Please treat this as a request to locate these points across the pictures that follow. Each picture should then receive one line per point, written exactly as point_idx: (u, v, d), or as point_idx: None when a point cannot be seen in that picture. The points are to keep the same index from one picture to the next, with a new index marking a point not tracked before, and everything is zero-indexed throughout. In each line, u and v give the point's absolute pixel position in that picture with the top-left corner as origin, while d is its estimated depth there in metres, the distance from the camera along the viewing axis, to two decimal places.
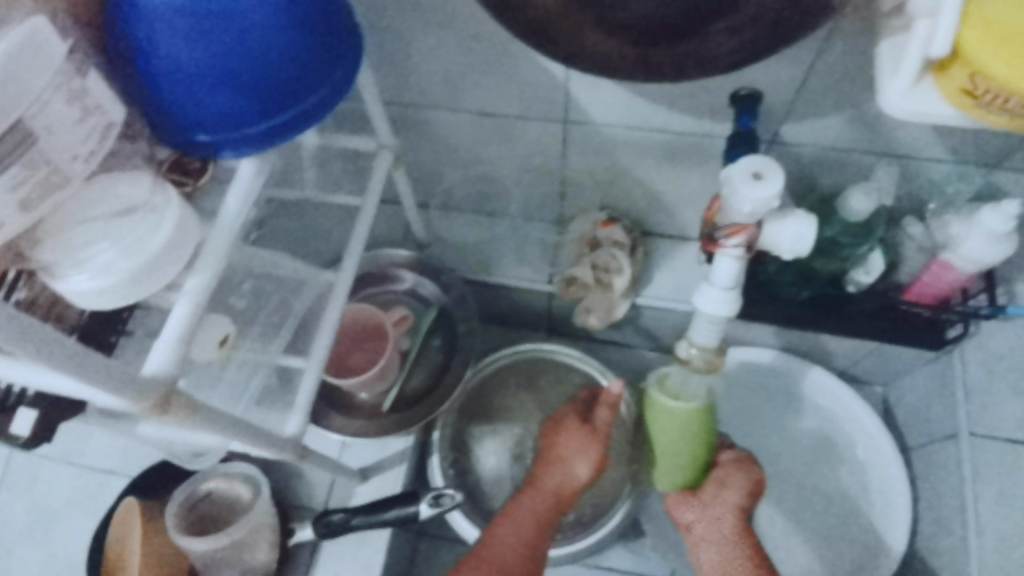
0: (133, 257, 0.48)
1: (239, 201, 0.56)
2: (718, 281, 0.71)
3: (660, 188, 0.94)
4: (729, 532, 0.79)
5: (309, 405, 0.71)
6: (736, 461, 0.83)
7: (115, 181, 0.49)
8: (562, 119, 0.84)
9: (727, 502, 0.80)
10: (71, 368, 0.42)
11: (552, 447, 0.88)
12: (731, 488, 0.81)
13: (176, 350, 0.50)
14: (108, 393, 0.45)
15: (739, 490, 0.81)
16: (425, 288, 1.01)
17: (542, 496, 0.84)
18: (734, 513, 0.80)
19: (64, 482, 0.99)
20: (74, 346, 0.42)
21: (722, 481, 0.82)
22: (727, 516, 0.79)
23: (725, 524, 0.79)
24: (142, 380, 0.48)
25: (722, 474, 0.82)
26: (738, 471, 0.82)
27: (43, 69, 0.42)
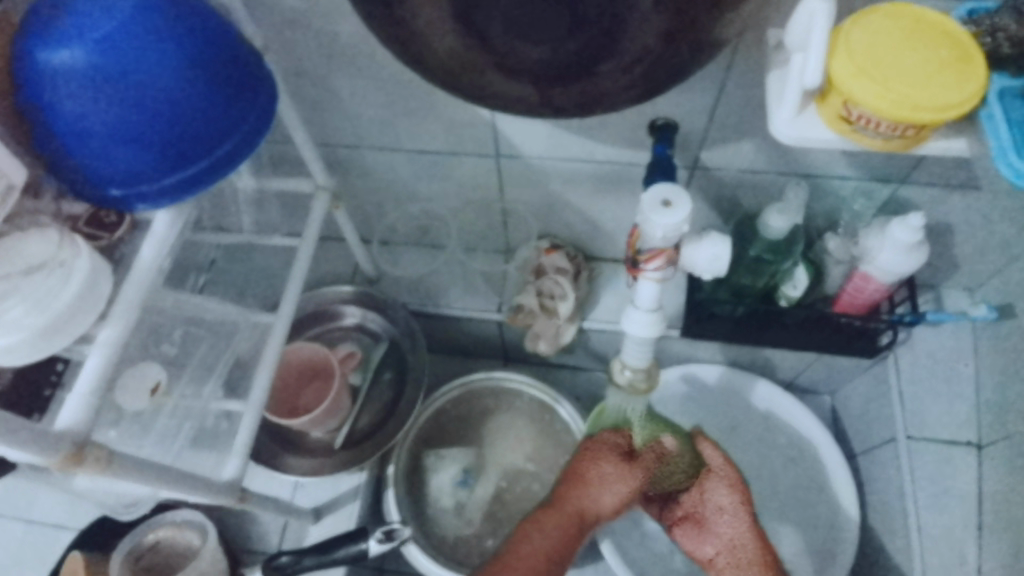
0: (43, 311, 0.49)
1: (154, 252, 0.57)
2: (642, 305, 0.73)
3: (595, 215, 0.97)
4: (747, 550, 0.75)
5: (247, 448, 0.70)
6: (723, 478, 0.78)
7: (22, 243, 0.50)
8: (494, 154, 0.87)
9: (732, 526, 0.77)
10: None
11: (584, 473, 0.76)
12: (729, 505, 0.77)
13: (89, 404, 0.51)
14: (19, 453, 0.46)
15: (739, 503, 0.77)
16: (373, 323, 1.02)
17: (558, 517, 0.73)
18: (745, 529, 0.76)
19: (7, 542, 0.96)
20: None
21: (720, 506, 0.78)
22: (737, 538, 0.76)
23: (742, 548, 0.76)
24: (54, 434, 0.48)
25: (719, 495, 0.78)
26: (731, 481, 0.77)
27: None
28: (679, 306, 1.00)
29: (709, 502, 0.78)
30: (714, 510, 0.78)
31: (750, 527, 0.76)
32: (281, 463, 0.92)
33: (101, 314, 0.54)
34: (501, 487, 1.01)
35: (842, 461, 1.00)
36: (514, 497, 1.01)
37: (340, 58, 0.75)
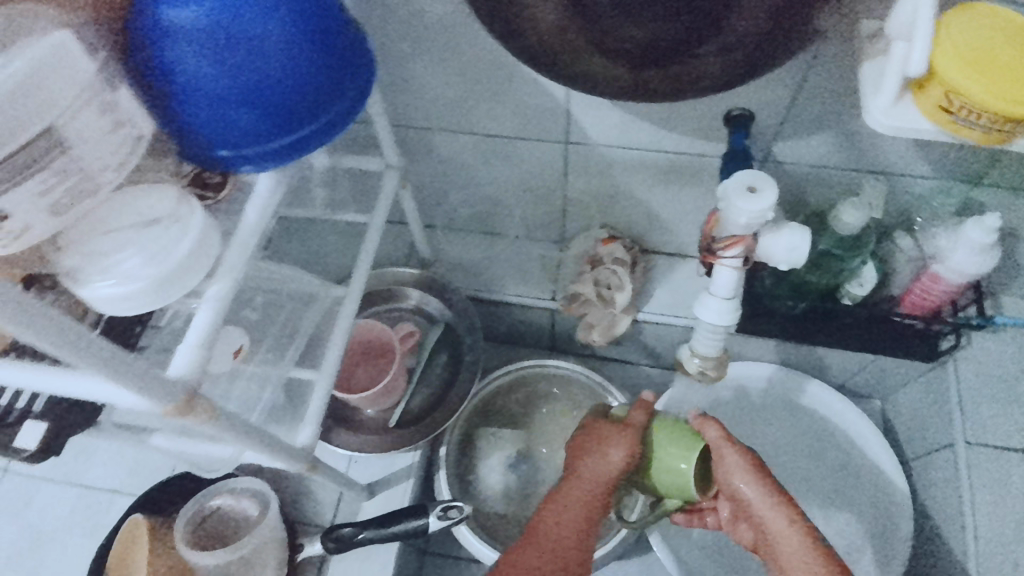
0: (157, 265, 0.50)
1: (258, 214, 0.58)
2: (718, 292, 0.73)
3: (657, 208, 0.97)
4: (776, 531, 0.69)
5: (320, 416, 0.71)
6: (731, 462, 0.72)
7: (139, 197, 0.51)
8: (562, 141, 0.88)
9: (754, 509, 0.71)
10: (104, 368, 0.43)
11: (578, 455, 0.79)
12: (753, 500, 0.71)
13: (200, 355, 0.51)
14: (139, 396, 0.47)
15: (763, 495, 0.70)
16: (430, 305, 1.02)
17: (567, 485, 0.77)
18: (771, 512, 0.70)
19: (59, 505, 0.95)
20: (107, 347, 0.43)
21: (735, 491, 0.72)
22: (763, 520, 0.70)
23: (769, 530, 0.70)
24: (168, 382, 0.49)
25: (732, 482, 0.72)
26: (745, 472, 0.72)
27: (65, 85, 0.41)
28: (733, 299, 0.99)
29: (727, 486, 0.73)
30: (743, 503, 0.72)
31: (783, 508, 0.69)
32: (336, 438, 0.93)
33: (209, 270, 0.54)
34: (551, 474, 1.01)
35: (893, 463, 0.99)
36: None
37: (422, 38, 0.76)
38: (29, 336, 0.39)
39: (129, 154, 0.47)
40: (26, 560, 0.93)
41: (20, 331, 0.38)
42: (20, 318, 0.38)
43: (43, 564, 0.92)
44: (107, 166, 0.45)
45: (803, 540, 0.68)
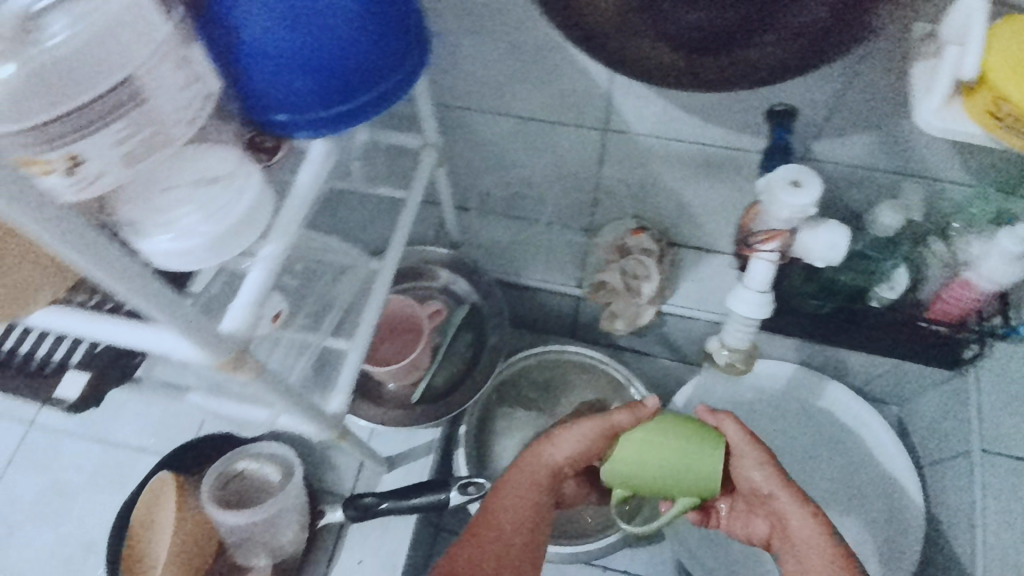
0: (215, 220, 0.51)
1: (311, 178, 0.59)
2: (753, 285, 0.75)
3: (690, 202, 0.97)
4: (795, 525, 0.69)
5: (352, 383, 0.72)
6: (750, 456, 0.74)
7: (200, 155, 0.52)
8: (602, 128, 0.88)
9: (773, 503, 0.72)
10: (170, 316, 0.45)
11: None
12: (772, 492, 0.72)
13: (253, 311, 0.52)
14: (196, 346, 0.48)
15: (782, 487, 0.71)
16: (457, 285, 1.03)
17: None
18: (791, 505, 0.70)
19: (84, 461, 0.97)
20: (174, 297, 0.45)
21: (754, 483, 0.74)
22: (782, 513, 0.71)
23: (788, 524, 0.70)
24: (223, 336, 0.50)
25: (752, 476, 0.74)
26: (764, 466, 0.73)
27: (145, 38, 0.43)
28: None
29: (746, 481, 0.75)
30: (763, 496, 0.73)
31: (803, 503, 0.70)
32: (360, 410, 0.94)
33: (262, 230, 0.55)
34: None
35: (908, 468, 1.00)
36: None
37: (471, 17, 0.76)
38: (110, 282, 0.40)
39: (200, 110, 0.47)
40: (49, 513, 0.94)
41: (99, 273, 0.39)
42: (100, 259, 0.39)
43: (67, 517, 0.94)
44: (179, 120, 0.46)
45: (814, 529, 0.68)
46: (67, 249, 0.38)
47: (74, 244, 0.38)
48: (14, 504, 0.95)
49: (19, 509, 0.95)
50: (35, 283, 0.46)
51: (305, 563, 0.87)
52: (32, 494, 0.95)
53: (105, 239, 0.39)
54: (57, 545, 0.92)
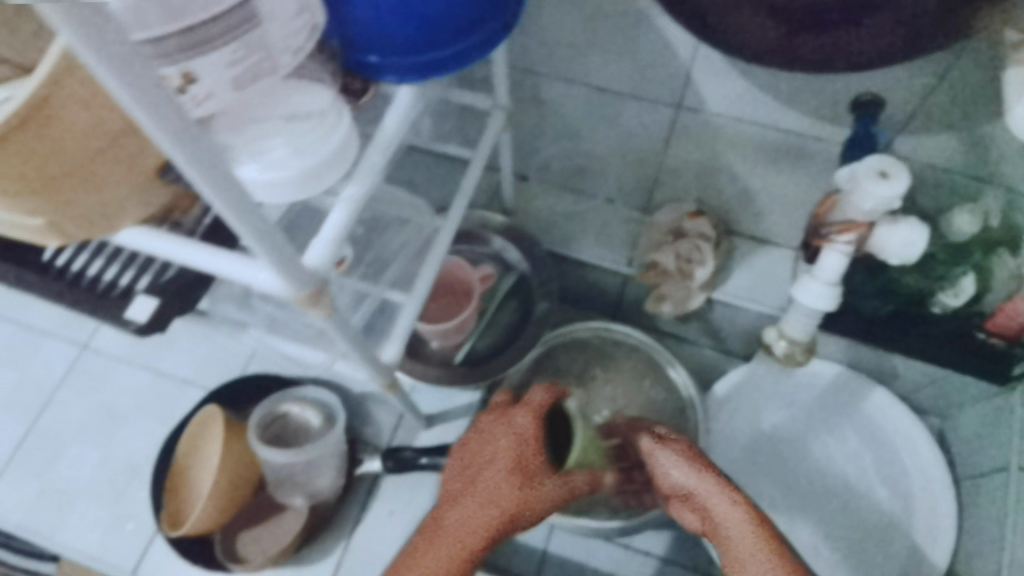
0: (302, 157, 0.51)
1: (396, 125, 0.58)
2: (822, 277, 0.74)
3: (754, 189, 0.95)
4: (724, 520, 0.65)
5: (405, 335, 0.72)
6: (669, 450, 0.68)
7: (294, 90, 0.51)
8: (675, 104, 0.86)
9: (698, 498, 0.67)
10: (264, 240, 0.45)
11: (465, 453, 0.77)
12: (696, 488, 0.67)
13: (335, 250, 0.52)
14: (281, 276, 0.48)
15: (707, 481, 0.66)
16: (508, 252, 1.03)
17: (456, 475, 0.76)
18: (720, 500, 0.65)
19: (133, 387, 0.99)
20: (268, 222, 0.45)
21: (679, 480, 0.68)
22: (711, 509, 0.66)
23: (717, 519, 0.65)
24: (306, 270, 0.50)
25: (672, 473, 0.68)
26: (686, 461, 0.67)
27: None
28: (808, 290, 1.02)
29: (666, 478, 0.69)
30: (687, 492, 0.68)
31: (728, 493, 0.65)
32: (405, 365, 0.95)
33: (347, 170, 0.55)
34: None
35: (944, 481, 0.97)
36: None
37: None
38: (214, 199, 0.40)
39: (307, 38, 0.47)
40: (96, 434, 0.96)
41: (204, 184, 0.39)
42: (212, 173, 0.39)
43: (113, 439, 0.96)
44: (286, 49, 0.46)
45: (739, 517, 0.64)
46: (183, 162, 0.37)
47: (191, 157, 0.37)
48: (60, 423, 0.97)
49: (67, 428, 0.97)
50: (125, 204, 0.51)
51: (340, 503, 0.90)
52: (79, 415, 0.98)
53: (215, 151, 0.38)
54: (101, 466, 0.95)
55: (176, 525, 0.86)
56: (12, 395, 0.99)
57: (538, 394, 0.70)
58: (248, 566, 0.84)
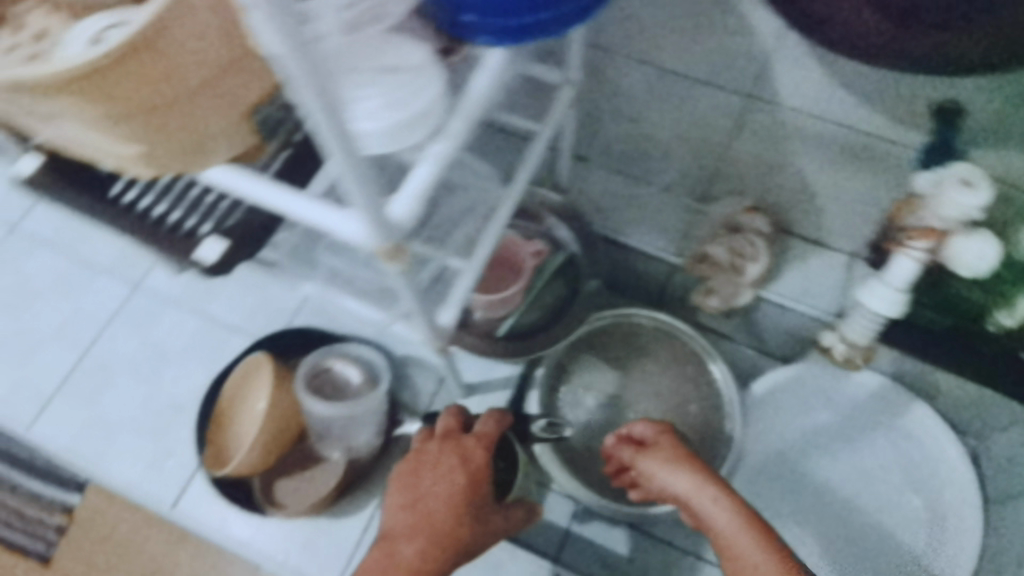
0: (394, 113, 0.50)
1: (484, 87, 0.56)
2: (893, 282, 0.78)
3: (816, 189, 0.93)
4: (713, 512, 0.68)
5: (462, 301, 0.72)
6: (656, 451, 0.76)
7: (392, 40, 0.50)
8: (749, 94, 0.84)
9: (686, 496, 0.72)
10: (362, 185, 0.44)
11: (414, 475, 0.76)
12: (683, 487, 0.72)
13: (418, 206, 0.51)
14: (367, 225, 0.48)
15: (693, 479, 0.72)
16: (560, 232, 1.02)
17: (404, 497, 0.74)
18: (705, 495, 0.70)
19: (180, 329, 1.01)
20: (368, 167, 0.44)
21: (667, 480, 0.74)
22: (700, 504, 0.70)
23: (706, 515, 0.69)
24: (391, 224, 0.49)
25: (659, 475, 0.74)
26: (672, 464, 0.74)
27: None
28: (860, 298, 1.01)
29: (657, 483, 0.75)
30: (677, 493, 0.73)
31: (715, 491, 0.70)
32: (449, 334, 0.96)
33: (435, 127, 0.54)
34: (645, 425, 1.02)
35: (973, 500, 0.95)
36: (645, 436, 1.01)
37: None
38: (325, 136, 0.40)
39: None
40: (143, 371, 0.99)
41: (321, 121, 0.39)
42: (331, 114, 0.39)
43: (158, 377, 0.98)
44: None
45: (727, 509, 0.67)
46: (302, 89, 0.37)
47: (311, 84, 0.37)
48: (108, 356, 1.00)
49: (115, 361, 0.99)
50: (213, 139, 0.51)
51: (378, 461, 0.92)
52: (127, 351, 1.00)
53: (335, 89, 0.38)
54: (145, 402, 0.97)
55: (219, 466, 0.89)
56: (64, 325, 1.01)
57: (485, 424, 0.80)
58: (286, 512, 0.87)
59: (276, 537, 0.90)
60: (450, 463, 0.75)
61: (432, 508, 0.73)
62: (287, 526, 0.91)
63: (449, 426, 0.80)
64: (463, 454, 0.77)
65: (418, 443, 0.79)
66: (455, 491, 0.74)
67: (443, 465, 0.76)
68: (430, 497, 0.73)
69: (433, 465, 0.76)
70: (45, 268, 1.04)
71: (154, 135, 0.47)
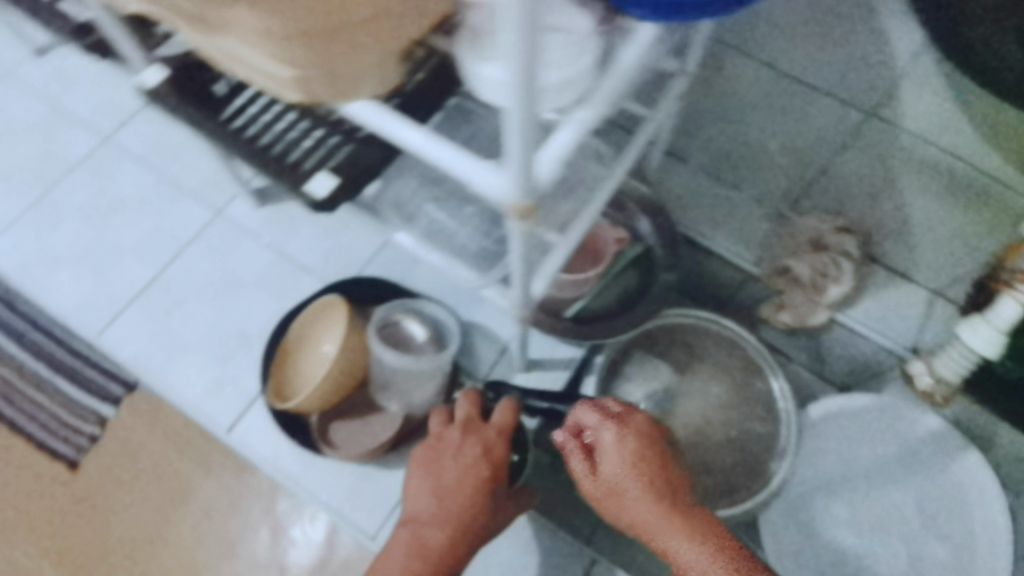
0: (551, 68, 0.49)
1: (635, 57, 0.53)
2: (993, 321, 0.83)
3: (913, 219, 0.90)
4: (669, 526, 0.59)
5: (551, 275, 0.73)
6: (619, 453, 0.63)
7: (557, 7, 0.49)
8: (868, 110, 0.82)
9: (639, 506, 0.60)
10: (526, 137, 0.44)
11: (438, 462, 0.83)
12: (634, 494, 0.61)
13: (559, 168, 0.51)
14: (515, 181, 0.47)
15: (649, 488, 0.61)
16: (640, 224, 1.00)
17: (431, 482, 0.82)
18: (658, 508, 0.60)
19: (255, 261, 1.03)
20: (535, 120, 0.43)
21: (622, 486, 0.62)
22: (648, 512, 0.60)
23: (658, 525, 0.59)
24: (534, 183, 0.49)
25: (614, 471, 0.63)
26: (628, 466, 0.62)
27: None
28: (938, 337, 0.98)
29: (605, 481, 0.64)
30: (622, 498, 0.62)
31: (670, 506, 0.60)
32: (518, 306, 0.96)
33: (581, 95, 0.53)
34: (695, 431, 0.99)
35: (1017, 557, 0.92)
36: (691, 439, 0.99)
37: None
38: (514, 81, 0.39)
39: None
40: (217, 296, 1.01)
41: (517, 71, 0.38)
42: (528, 57, 0.38)
43: (230, 305, 1.01)
44: None
45: (685, 530, 0.58)
46: (512, 29, 0.36)
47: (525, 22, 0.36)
48: (186, 277, 1.03)
49: (190, 284, 1.02)
50: (357, 74, 0.50)
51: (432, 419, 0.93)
52: (203, 274, 1.03)
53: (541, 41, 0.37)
54: (214, 328, 1.00)
55: (280, 399, 0.91)
56: (145, 239, 1.05)
57: (502, 417, 0.83)
58: (340, 451, 0.90)
59: (323, 475, 0.94)
60: (473, 454, 0.82)
61: (456, 496, 0.81)
62: (335, 466, 0.94)
63: (469, 415, 0.83)
64: (484, 444, 0.82)
65: (438, 428, 0.84)
66: (478, 480, 0.81)
67: (466, 453, 0.82)
68: (456, 487, 0.81)
69: (456, 456, 0.82)
70: (137, 185, 1.08)
71: (301, 55, 0.47)
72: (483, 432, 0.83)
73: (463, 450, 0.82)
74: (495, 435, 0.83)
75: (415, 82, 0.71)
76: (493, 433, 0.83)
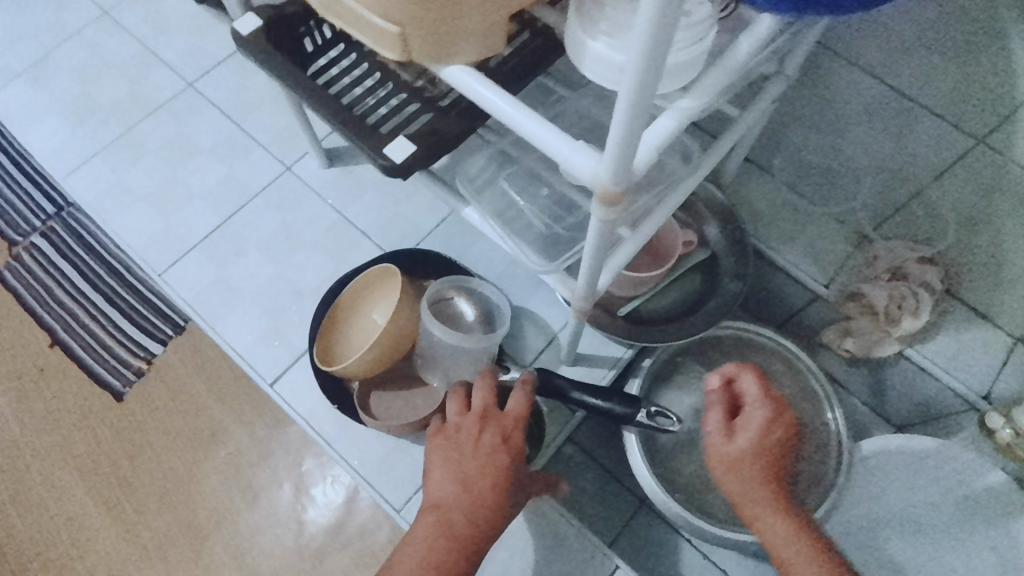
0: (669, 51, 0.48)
1: (749, 52, 0.49)
2: None
3: (1010, 254, 0.84)
4: (774, 509, 0.70)
5: (618, 268, 0.72)
6: (767, 429, 0.72)
7: None
8: (978, 137, 0.78)
9: (761, 485, 0.70)
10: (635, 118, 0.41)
11: (456, 449, 0.78)
12: (761, 470, 0.71)
13: (654, 158, 0.48)
14: (613, 163, 0.45)
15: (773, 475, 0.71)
16: (709, 229, 0.98)
17: (451, 470, 0.76)
18: (772, 493, 0.70)
19: (317, 220, 1.04)
20: (648, 103, 0.41)
21: (754, 456, 0.71)
22: (763, 489, 0.70)
23: (766, 504, 0.70)
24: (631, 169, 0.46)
25: (750, 441, 0.71)
26: (764, 444, 0.71)
27: None
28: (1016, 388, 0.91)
29: (739, 443, 0.72)
30: (747, 462, 0.71)
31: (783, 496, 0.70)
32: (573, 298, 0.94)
33: (685, 83, 0.50)
34: None
35: None
36: None
37: None
38: (640, 55, 0.37)
39: None
40: (277, 250, 1.03)
41: (647, 31, 0.35)
42: (664, 31, 0.35)
43: (288, 261, 1.02)
44: None
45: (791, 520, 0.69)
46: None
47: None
48: (252, 228, 1.05)
49: (253, 234, 1.04)
50: (459, 36, 0.49)
51: None
52: (268, 227, 1.05)
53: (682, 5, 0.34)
54: (271, 280, 1.02)
55: (326, 362, 0.91)
56: (215, 187, 1.08)
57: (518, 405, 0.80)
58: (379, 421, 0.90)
59: (356, 441, 0.94)
60: (493, 442, 0.77)
61: (480, 484, 0.75)
62: (370, 432, 0.94)
63: (486, 404, 0.81)
64: (502, 433, 0.79)
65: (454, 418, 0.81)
66: (501, 469, 0.76)
67: (484, 442, 0.78)
68: (479, 476, 0.75)
69: (475, 443, 0.78)
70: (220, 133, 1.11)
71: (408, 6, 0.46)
72: (499, 419, 0.79)
73: (482, 438, 0.78)
74: (511, 422, 0.79)
75: (503, 57, 0.69)
76: (509, 420, 0.80)
